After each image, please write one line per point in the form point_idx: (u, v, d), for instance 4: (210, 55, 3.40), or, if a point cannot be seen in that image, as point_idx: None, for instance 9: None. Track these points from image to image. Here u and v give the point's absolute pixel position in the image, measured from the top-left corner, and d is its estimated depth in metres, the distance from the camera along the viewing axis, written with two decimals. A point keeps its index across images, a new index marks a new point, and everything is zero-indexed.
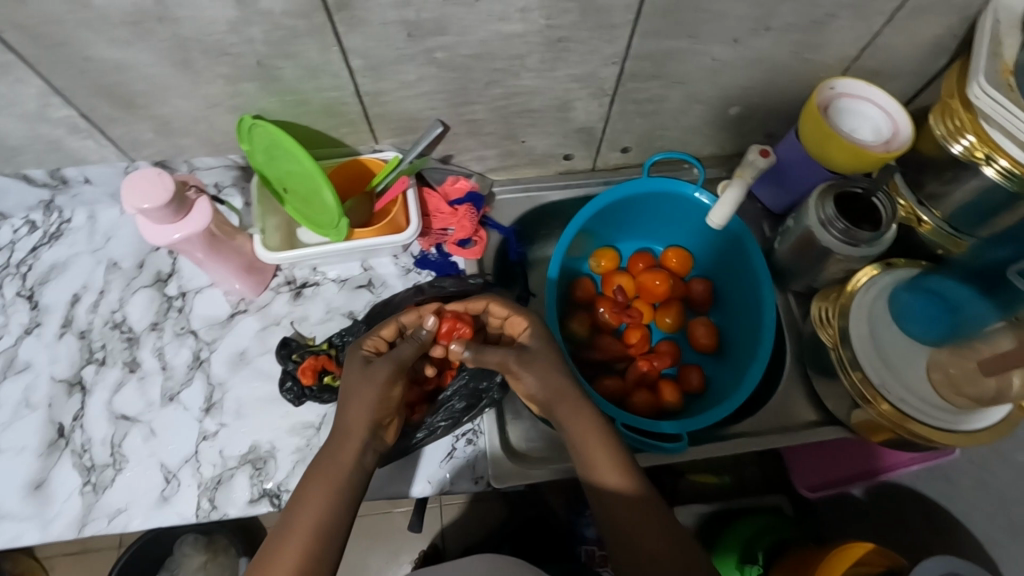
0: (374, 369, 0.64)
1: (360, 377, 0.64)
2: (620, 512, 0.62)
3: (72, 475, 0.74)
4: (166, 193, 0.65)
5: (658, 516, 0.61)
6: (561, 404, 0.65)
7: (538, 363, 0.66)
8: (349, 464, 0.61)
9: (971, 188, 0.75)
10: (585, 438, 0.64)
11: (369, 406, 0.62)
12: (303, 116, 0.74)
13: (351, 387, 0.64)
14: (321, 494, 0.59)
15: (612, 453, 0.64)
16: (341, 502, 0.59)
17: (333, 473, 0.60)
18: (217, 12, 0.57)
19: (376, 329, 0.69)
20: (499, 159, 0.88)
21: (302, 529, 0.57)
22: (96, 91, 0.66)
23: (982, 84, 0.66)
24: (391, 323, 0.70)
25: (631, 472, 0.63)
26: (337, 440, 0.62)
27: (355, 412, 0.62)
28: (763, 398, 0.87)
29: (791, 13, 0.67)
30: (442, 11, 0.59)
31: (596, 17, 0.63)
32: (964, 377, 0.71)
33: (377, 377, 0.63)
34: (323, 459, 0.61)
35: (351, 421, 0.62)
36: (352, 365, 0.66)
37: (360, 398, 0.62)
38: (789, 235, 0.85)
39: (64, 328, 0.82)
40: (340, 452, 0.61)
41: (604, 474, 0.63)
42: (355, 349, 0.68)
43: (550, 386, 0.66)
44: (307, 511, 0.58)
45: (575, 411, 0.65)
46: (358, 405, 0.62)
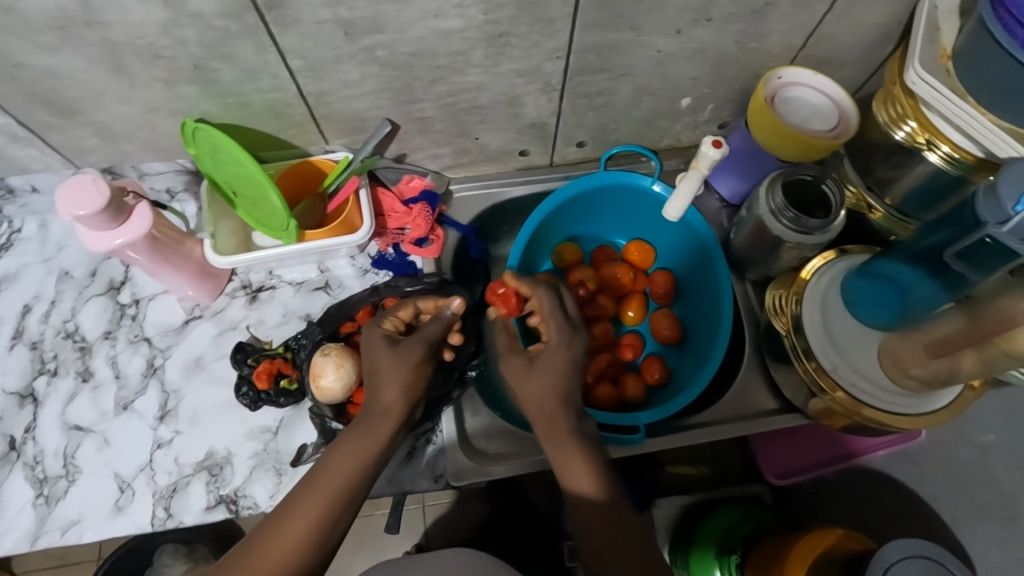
0: (401, 349, 0.64)
1: (388, 356, 0.63)
2: (582, 516, 0.62)
3: (25, 488, 0.73)
4: (101, 199, 0.65)
5: (621, 524, 0.61)
6: (548, 412, 0.64)
7: (546, 365, 0.65)
8: (377, 441, 0.60)
9: (917, 173, 0.75)
10: (564, 447, 0.63)
11: (406, 385, 0.62)
12: (248, 119, 0.73)
13: (381, 363, 0.63)
14: (345, 468, 0.58)
15: (586, 462, 0.63)
16: (362, 479, 0.58)
17: (360, 448, 0.59)
18: (144, 14, 0.56)
19: (393, 310, 0.70)
20: (454, 156, 0.88)
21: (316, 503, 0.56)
22: (30, 97, 0.65)
23: (917, 70, 0.66)
24: (409, 305, 0.70)
25: (603, 478, 0.63)
26: (367, 416, 0.61)
27: (388, 388, 0.62)
28: (723, 387, 0.88)
29: (729, 4, 0.67)
30: (375, 9, 0.59)
31: (532, 12, 0.63)
32: (912, 359, 0.72)
33: (409, 357, 0.63)
34: (350, 434, 0.60)
35: (379, 397, 0.62)
36: (374, 342, 0.65)
37: (394, 377, 0.62)
38: (743, 225, 0.85)
39: (16, 339, 0.81)
40: (367, 427, 0.60)
41: (575, 480, 0.62)
42: (372, 326, 0.67)
43: (540, 393, 0.65)
44: (323, 486, 0.57)
45: (559, 421, 0.64)
46: (393, 379, 0.62)
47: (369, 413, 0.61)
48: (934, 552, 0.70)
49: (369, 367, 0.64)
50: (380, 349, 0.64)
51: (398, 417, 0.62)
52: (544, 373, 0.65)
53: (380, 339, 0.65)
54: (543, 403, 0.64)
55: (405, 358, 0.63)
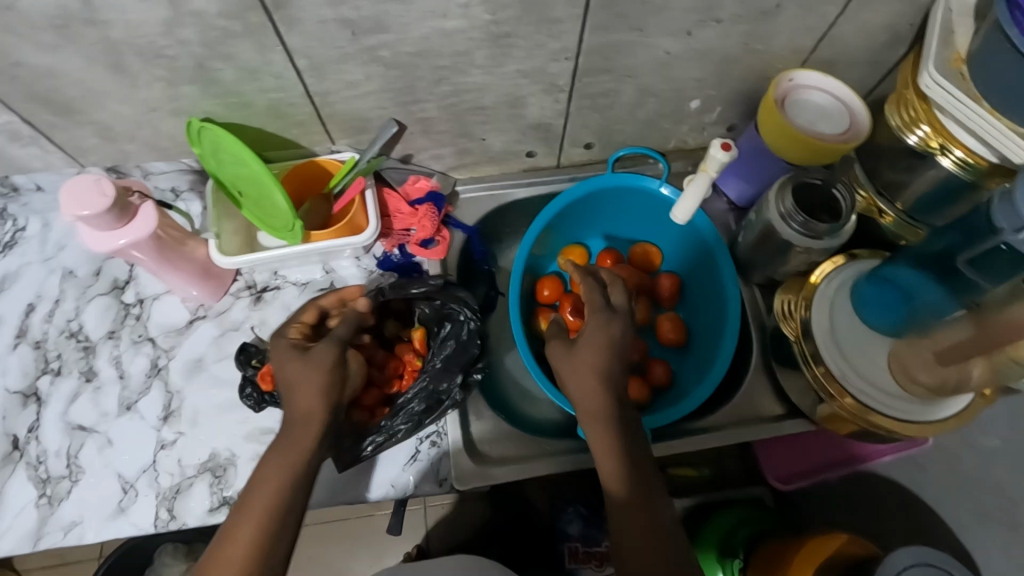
0: (312, 354, 0.65)
1: (298, 363, 0.65)
2: (618, 511, 0.62)
3: (27, 488, 0.73)
4: (105, 198, 0.64)
5: (653, 523, 0.60)
6: (589, 393, 0.66)
7: (588, 345, 0.67)
8: (302, 448, 0.61)
9: (928, 178, 0.74)
10: (600, 432, 0.65)
11: (322, 388, 0.64)
12: (251, 118, 0.73)
13: (293, 373, 0.64)
14: (272, 480, 0.59)
15: (620, 456, 0.63)
16: (295, 486, 0.60)
17: (283, 458, 0.61)
18: (145, 14, 0.55)
19: (297, 316, 0.73)
20: (458, 157, 0.87)
21: (253, 517, 0.57)
22: (31, 97, 0.64)
23: (932, 73, 0.66)
24: (313, 307, 0.74)
25: (633, 473, 0.63)
26: (288, 427, 0.62)
27: (303, 395, 0.63)
28: (728, 392, 0.87)
29: (737, 5, 0.66)
30: (378, 8, 0.58)
31: (538, 12, 0.62)
32: (920, 365, 0.71)
33: (322, 360, 0.65)
34: (275, 448, 0.61)
35: (295, 407, 0.63)
36: (282, 351, 0.67)
37: (307, 385, 0.63)
38: (752, 227, 0.84)
39: (19, 338, 0.80)
40: (290, 438, 0.62)
41: (609, 474, 0.64)
42: (277, 338, 0.69)
43: (581, 373, 0.66)
44: (257, 501, 0.58)
45: (599, 402, 0.65)
46: (308, 387, 0.63)
47: (289, 424, 0.63)
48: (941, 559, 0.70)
49: (283, 378, 0.65)
50: (291, 360, 0.65)
51: (320, 421, 0.63)
52: (588, 352, 0.67)
53: (292, 347, 0.67)
54: (582, 381, 0.66)
55: (316, 364, 0.65)
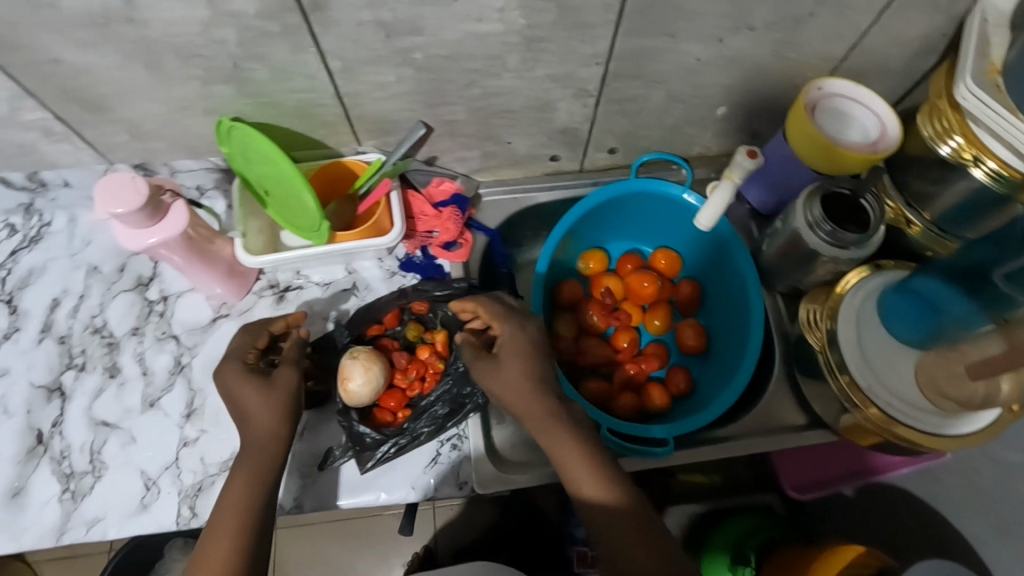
0: (275, 378, 0.65)
1: (263, 387, 0.64)
2: (605, 518, 0.59)
3: (51, 483, 0.73)
4: (139, 197, 0.65)
5: (642, 521, 0.59)
6: (532, 402, 0.64)
7: (512, 352, 0.67)
8: (266, 468, 0.61)
9: (959, 189, 0.74)
10: (560, 445, 0.62)
11: (279, 412, 0.63)
12: (280, 118, 0.73)
13: (247, 398, 0.64)
14: (241, 499, 0.59)
15: (587, 462, 0.61)
16: (262, 503, 0.60)
17: (248, 477, 0.60)
18: (184, 13, 0.56)
19: (247, 341, 0.69)
20: (482, 160, 0.87)
21: (224, 536, 0.57)
22: (64, 93, 0.65)
23: (969, 84, 0.65)
24: (263, 332, 0.71)
25: (612, 481, 0.61)
26: (248, 450, 0.62)
27: (260, 420, 0.63)
28: (749, 401, 0.87)
29: (771, 12, 0.66)
30: (414, 11, 0.58)
31: (572, 17, 0.62)
32: (950, 380, 0.70)
33: (288, 383, 0.65)
34: (236, 468, 0.61)
35: (251, 430, 0.62)
36: (241, 375, 0.65)
37: (269, 408, 0.63)
38: (777, 236, 0.84)
39: (44, 332, 0.81)
40: (249, 460, 0.61)
41: (582, 483, 0.61)
42: (230, 359, 0.67)
43: (511, 384, 0.65)
44: (226, 520, 0.58)
45: (547, 409, 0.64)
46: (263, 411, 0.63)
47: (246, 447, 0.62)
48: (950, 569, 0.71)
49: (237, 403, 0.64)
50: (249, 385, 0.64)
51: (280, 443, 0.63)
52: (515, 359, 0.66)
53: (247, 372, 0.65)
54: (515, 393, 0.65)
55: (277, 392, 0.64)
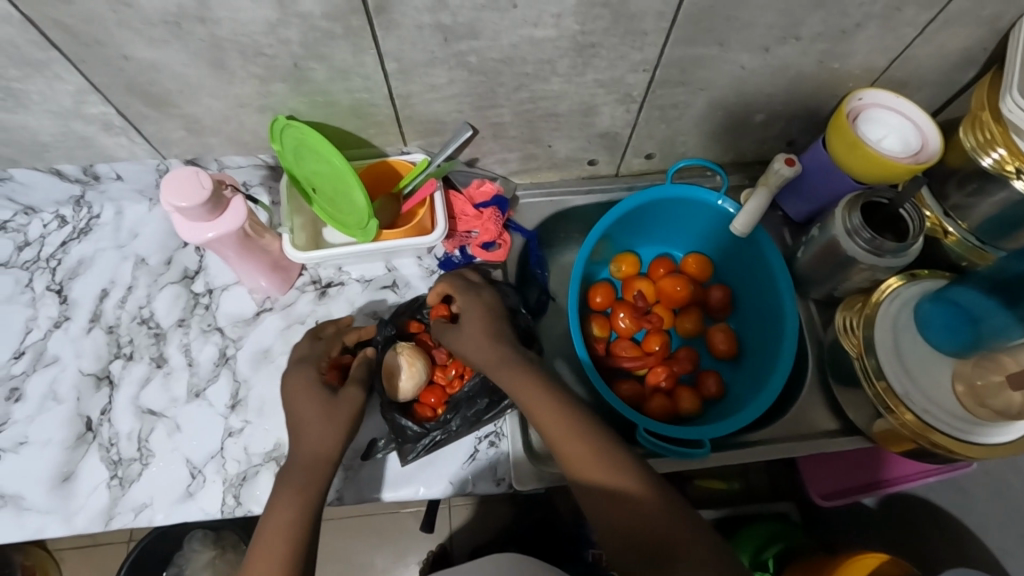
0: (341, 396, 0.69)
1: (324, 404, 0.67)
2: (613, 503, 0.59)
3: (100, 468, 0.75)
4: (203, 191, 0.67)
5: (649, 506, 0.58)
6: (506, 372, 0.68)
7: (470, 316, 0.74)
8: (316, 486, 0.62)
9: (997, 200, 0.75)
10: (549, 422, 0.64)
11: (337, 433, 0.66)
12: (333, 117, 0.75)
13: (308, 411, 0.67)
14: (289, 510, 0.60)
15: (579, 440, 0.62)
16: (310, 513, 0.61)
17: (299, 486, 0.62)
18: (255, 14, 0.57)
19: (324, 350, 0.74)
20: (522, 162, 0.89)
21: (278, 533, 0.58)
22: (131, 89, 0.67)
23: (1015, 97, 0.68)
24: (337, 342, 0.76)
25: (612, 461, 0.61)
26: (296, 468, 0.63)
27: (318, 438, 0.65)
28: (782, 407, 0.88)
29: (820, 23, 0.67)
30: (475, 16, 0.60)
31: (626, 24, 0.64)
32: (989, 389, 0.71)
33: (353, 404, 0.69)
34: (284, 483, 0.62)
35: (305, 449, 0.64)
36: (309, 387, 0.68)
37: (321, 426, 0.66)
38: (813, 243, 0.85)
39: (92, 322, 0.83)
40: (298, 478, 0.62)
41: (577, 463, 0.61)
42: (301, 367, 0.71)
43: (478, 352, 0.71)
44: (275, 529, 0.59)
45: (523, 378, 0.67)
46: (322, 430, 0.66)
47: (294, 467, 0.63)
48: None
49: (299, 417, 0.67)
50: (313, 401, 0.67)
51: (329, 464, 0.65)
52: (468, 328, 0.72)
53: (315, 385, 0.69)
54: (483, 354, 0.70)
55: (341, 410, 0.68)
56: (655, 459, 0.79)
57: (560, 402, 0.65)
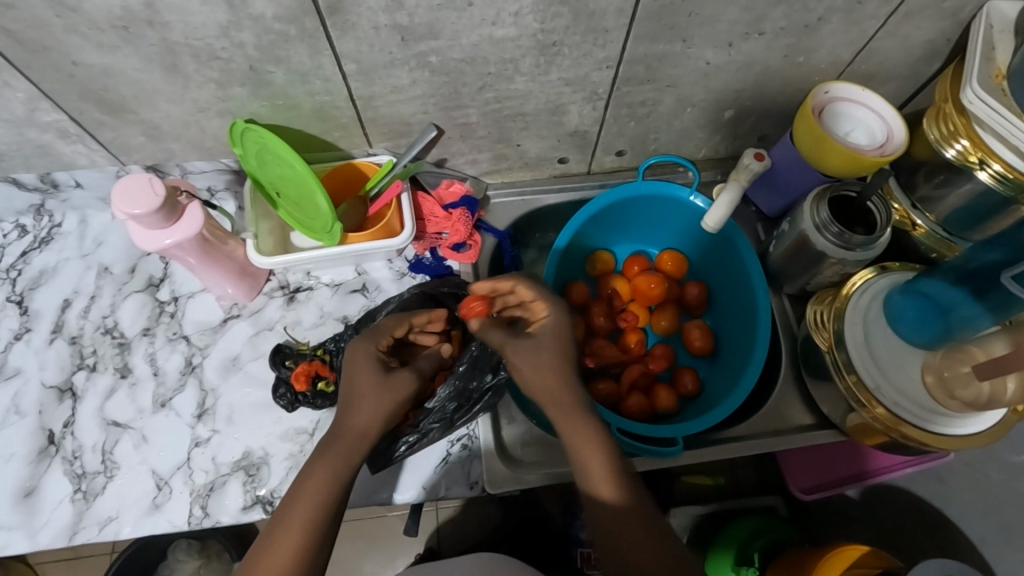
0: (394, 377, 0.64)
1: (377, 381, 0.62)
2: (614, 520, 0.58)
3: (63, 482, 0.74)
4: (157, 198, 0.65)
5: (652, 529, 0.58)
6: (557, 382, 0.63)
7: (550, 336, 0.65)
8: (349, 464, 0.58)
9: (965, 192, 0.75)
10: (574, 433, 0.62)
11: (385, 409, 0.62)
12: (295, 120, 0.73)
13: (363, 386, 0.62)
14: (320, 485, 0.56)
15: (601, 459, 0.60)
16: (338, 490, 0.57)
17: (338, 460, 0.58)
18: (205, 16, 0.56)
19: (387, 328, 0.70)
20: (492, 162, 0.88)
21: (314, 504, 0.55)
22: (85, 96, 0.65)
23: (976, 89, 0.66)
24: (405, 323, 0.72)
25: (626, 485, 0.60)
26: (337, 439, 0.59)
27: (367, 412, 0.61)
28: (758, 402, 0.88)
29: (783, 17, 0.67)
30: (433, 16, 0.59)
31: (587, 22, 0.63)
32: (956, 379, 0.71)
33: (400, 388, 0.63)
34: (324, 453, 0.58)
35: (353, 420, 0.60)
36: (365, 364, 0.64)
37: (371, 404, 0.61)
38: (784, 238, 0.85)
39: (56, 333, 0.81)
40: (337, 450, 0.58)
41: (593, 478, 0.60)
42: (366, 342, 0.66)
43: (541, 375, 0.63)
44: (305, 502, 0.55)
45: (568, 389, 0.63)
46: (372, 404, 0.61)
47: (337, 436, 0.60)
48: (957, 569, 0.73)
49: (349, 389, 0.62)
50: (368, 373, 0.63)
51: (368, 442, 0.60)
52: (543, 352, 0.64)
53: (373, 361, 0.65)
54: (545, 381, 0.63)
55: (392, 391, 0.63)
56: (632, 458, 0.78)
57: (592, 414, 0.62)
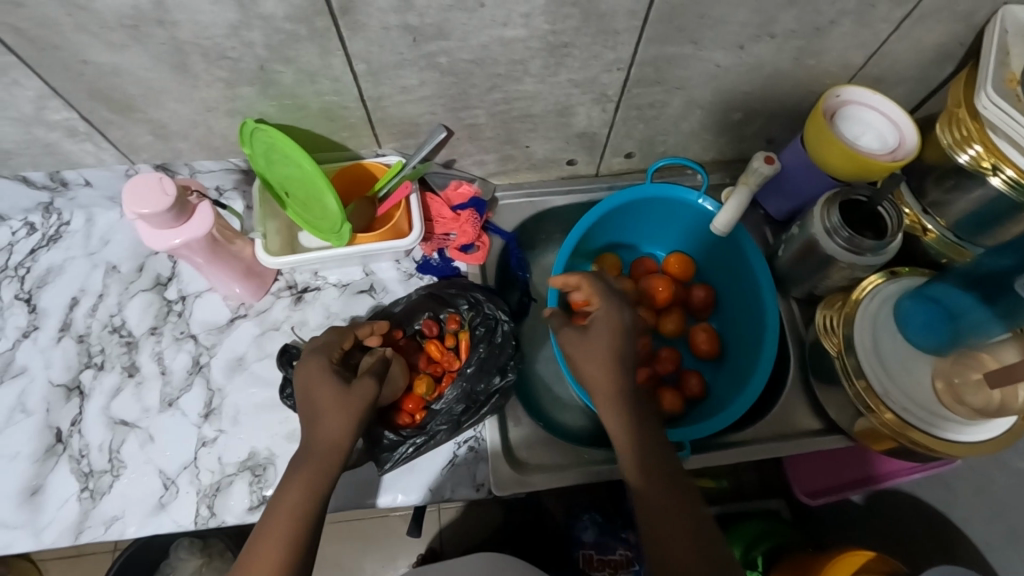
0: (355, 384, 0.64)
1: (338, 393, 0.62)
2: (641, 506, 0.59)
3: (69, 481, 0.74)
4: (166, 197, 0.65)
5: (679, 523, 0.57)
6: (603, 375, 0.65)
7: (601, 329, 0.67)
8: (323, 477, 0.59)
9: (975, 197, 0.75)
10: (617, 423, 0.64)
11: (351, 418, 0.61)
12: (303, 120, 0.73)
13: (324, 399, 0.62)
14: (295, 500, 0.57)
15: (638, 450, 0.62)
16: (315, 504, 0.57)
17: (311, 475, 0.58)
18: (216, 15, 0.56)
19: (336, 341, 0.70)
20: (500, 163, 0.88)
21: (290, 517, 0.56)
22: (94, 94, 0.65)
23: (990, 95, 0.67)
24: (349, 335, 0.71)
25: (658, 478, 0.60)
26: (307, 456, 0.60)
27: (332, 425, 0.61)
28: (765, 406, 0.87)
29: (794, 20, 0.66)
30: (443, 17, 0.59)
31: (598, 23, 0.63)
32: (967, 386, 0.70)
33: (364, 394, 0.63)
34: (294, 473, 0.59)
35: (318, 436, 0.60)
36: (321, 378, 0.64)
37: (331, 415, 0.61)
38: (793, 242, 0.84)
39: (63, 331, 0.81)
40: (309, 468, 0.59)
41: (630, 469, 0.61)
42: (316, 355, 0.66)
43: (592, 368, 0.65)
44: (283, 516, 0.56)
45: (614, 379, 0.65)
46: (337, 416, 0.61)
47: (307, 454, 0.60)
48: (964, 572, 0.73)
49: (312, 402, 0.63)
50: (328, 386, 0.63)
51: (342, 454, 0.61)
52: (592, 343, 0.66)
53: (329, 372, 0.64)
54: (596, 373, 0.65)
55: (355, 400, 0.62)
56: None
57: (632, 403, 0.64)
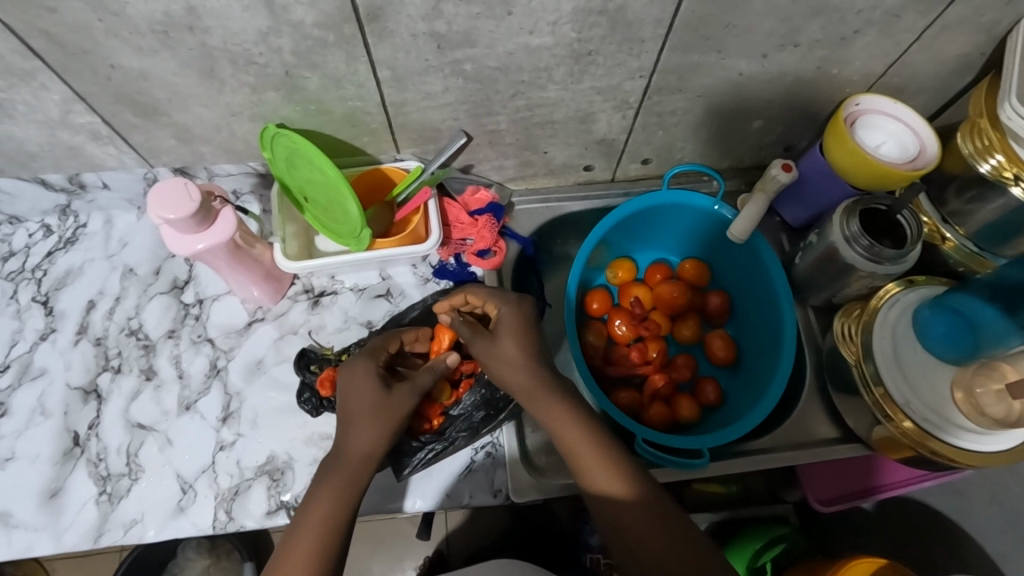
0: (394, 393, 0.65)
1: (375, 402, 0.64)
2: (614, 507, 0.58)
3: (87, 484, 0.74)
4: (192, 203, 0.65)
5: (660, 518, 0.57)
6: (530, 384, 0.65)
7: (507, 330, 0.67)
8: (350, 488, 0.59)
9: (997, 208, 0.75)
10: (558, 425, 0.63)
11: (384, 430, 0.63)
12: (325, 125, 0.73)
13: (358, 405, 0.64)
14: (326, 508, 0.57)
15: (591, 446, 0.61)
16: (344, 511, 0.57)
17: (341, 484, 0.59)
18: (246, 22, 0.56)
19: (381, 344, 0.72)
20: (518, 169, 0.88)
21: (320, 527, 0.56)
22: (118, 98, 0.65)
23: (1014, 104, 0.67)
24: (395, 339, 0.74)
25: (626, 475, 0.59)
26: (335, 465, 0.60)
27: (365, 433, 0.62)
28: (782, 414, 0.87)
29: (819, 29, 0.66)
30: (471, 24, 0.59)
31: (625, 32, 0.63)
32: (989, 396, 0.70)
33: (398, 408, 0.64)
34: (323, 482, 0.59)
35: (351, 445, 0.61)
36: (360, 385, 0.65)
37: (364, 426, 0.62)
38: (811, 250, 0.84)
39: (80, 334, 0.81)
40: (338, 477, 0.59)
41: (593, 476, 0.60)
42: (360, 359, 0.68)
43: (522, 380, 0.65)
44: (312, 528, 0.56)
45: (540, 376, 0.65)
46: (371, 426, 0.62)
47: (338, 461, 0.60)
48: None
49: (347, 407, 0.64)
50: (365, 395, 0.64)
51: (371, 465, 0.61)
52: (509, 347, 0.66)
53: (371, 377, 0.66)
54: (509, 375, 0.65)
55: (393, 410, 0.64)
56: (657, 469, 0.78)
57: (564, 392, 0.65)
